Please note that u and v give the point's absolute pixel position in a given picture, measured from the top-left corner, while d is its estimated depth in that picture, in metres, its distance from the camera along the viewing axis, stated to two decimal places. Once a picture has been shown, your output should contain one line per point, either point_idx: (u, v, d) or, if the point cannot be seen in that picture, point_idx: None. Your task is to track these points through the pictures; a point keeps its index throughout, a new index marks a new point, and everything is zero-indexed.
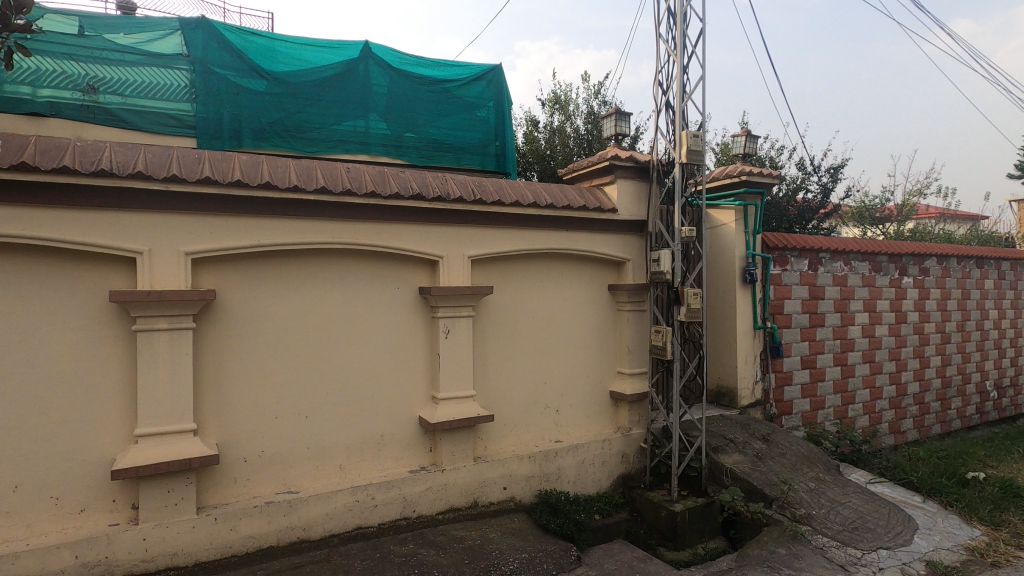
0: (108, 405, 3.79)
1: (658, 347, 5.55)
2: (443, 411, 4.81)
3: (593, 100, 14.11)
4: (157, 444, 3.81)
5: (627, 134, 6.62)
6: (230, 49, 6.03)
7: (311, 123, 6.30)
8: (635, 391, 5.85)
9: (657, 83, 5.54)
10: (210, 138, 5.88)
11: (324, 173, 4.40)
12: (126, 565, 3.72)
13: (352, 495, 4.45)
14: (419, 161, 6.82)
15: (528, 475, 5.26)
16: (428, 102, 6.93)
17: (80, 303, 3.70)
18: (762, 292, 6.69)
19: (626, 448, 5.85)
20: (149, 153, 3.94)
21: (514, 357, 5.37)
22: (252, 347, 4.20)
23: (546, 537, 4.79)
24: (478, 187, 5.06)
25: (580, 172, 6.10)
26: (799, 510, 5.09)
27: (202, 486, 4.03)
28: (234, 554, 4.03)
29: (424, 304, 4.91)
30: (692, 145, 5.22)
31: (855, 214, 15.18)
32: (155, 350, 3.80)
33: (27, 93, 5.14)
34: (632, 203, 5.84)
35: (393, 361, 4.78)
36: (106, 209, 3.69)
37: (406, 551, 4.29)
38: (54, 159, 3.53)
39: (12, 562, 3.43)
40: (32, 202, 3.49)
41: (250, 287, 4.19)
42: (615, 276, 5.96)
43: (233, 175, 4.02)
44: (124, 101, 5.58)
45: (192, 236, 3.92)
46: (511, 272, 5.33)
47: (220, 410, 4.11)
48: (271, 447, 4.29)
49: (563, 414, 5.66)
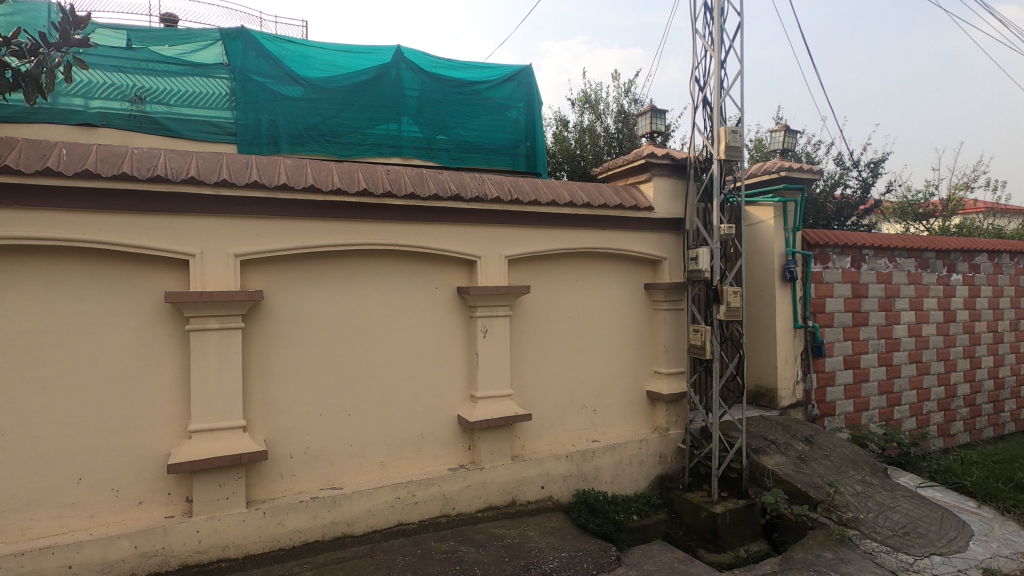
0: (162, 401, 3.95)
1: (697, 346, 5.47)
2: (481, 410, 4.86)
3: (623, 98, 14.03)
4: (208, 440, 3.94)
5: (662, 131, 6.58)
6: (268, 57, 6.24)
7: (345, 128, 6.44)
8: (673, 391, 5.79)
9: (693, 79, 5.48)
10: (250, 143, 6.08)
11: (365, 176, 4.49)
12: (181, 556, 3.86)
13: (393, 492, 4.53)
14: (452, 163, 6.91)
15: (564, 475, 5.26)
16: (460, 104, 7.01)
17: (138, 304, 3.87)
18: (802, 291, 6.54)
19: (663, 448, 5.79)
20: (201, 158, 4.09)
21: (550, 356, 5.38)
22: (296, 346, 4.31)
23: (585, 537, 4.77)
24: (514, 187, 5.09)
25: (615, 171, 6.08)
26: (846, 513, 4.96)
27: (251, 481, 4.16)
28: (282, 548, 4.15)
29: (462, 304, 4.97)
30: (731, 141, 5.14)
31: (897, 209, 14.69)
32: (206, 349, 3.93)
33: (80, 104, 5.52)
34: (669, 201, 5.78)
35: (432, 361, 4.84)
36: (160, 213, 3.83)
37: (446, 547, 4.34)
38: (113, 166, 3.69)
39: (77, 550, 3.61)
40: (93, 207, 3.65)
41: (293, 288, 4.30)
42: (652, 274, 5.91)
43: (279, 178, 4.15)
44: (168, 110, 5.85)
45: (240, 238, 4.04)
46: (547, 272, 5.34)
47: (267, 408, 4.24)
48: (315, 444, 4.40)
49: (599, 414, 5.64)
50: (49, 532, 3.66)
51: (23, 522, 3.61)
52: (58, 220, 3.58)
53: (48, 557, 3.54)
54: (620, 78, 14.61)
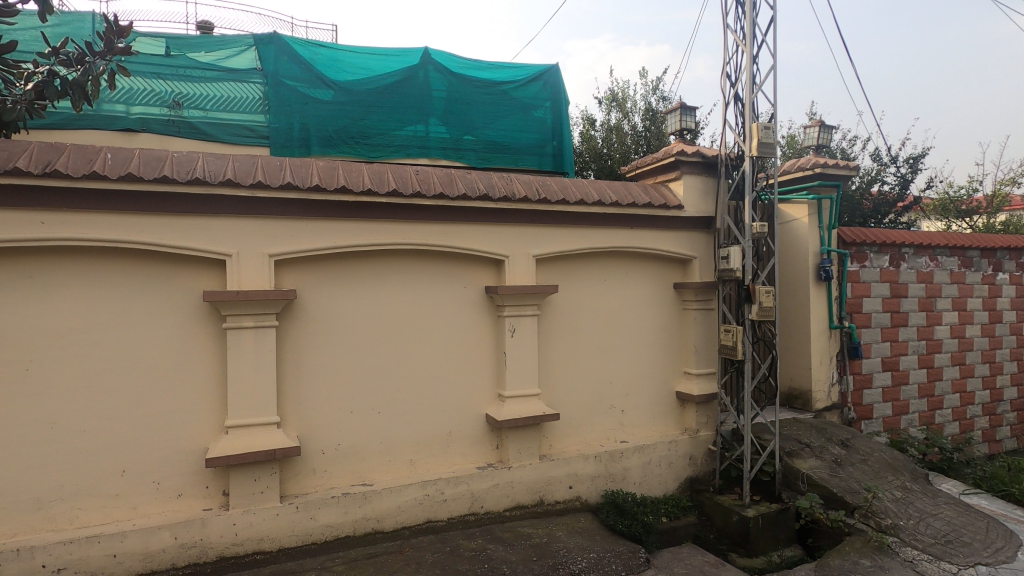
0: (201, 397, 4.07)
1: (728, 347, 5.37)
2: (509, 409, 4.87)
3: (651, 96, 13.88)
4: (244, 436, 4.05)
5: (692, 129, 6.49)
6: (299, 61, 6.38)
7: (374, 129, 6.53)
8: (703, 392, 5.69)
9: (724, 75, 5.38)
10: (281, 146, 6.26)
11: (395, 177, 4.54)
12: (219, 547, 3.97)
13: (422, 489, 4.57)
14: (478, 163, 6.94)
15: (593, 475, 5.23)
16: (488, 104, 7.03)
17: (177, 303, 4.00)
18: (838, 290, 6.36)
19: (693, 450, 5.71)
20: (236, 161, 4.19)
21: (578, 355, 5.36)
22: (328, 344, 4.39)
23: (614, 538, 4.73)
24: (542, 187, 5.08)
25: (644, 169, 6.02)
26: (885, 520, 4.81)
27: (285, 476, 4.26)
28: (314, 542, 4.24)
29: (490, 303, 4.98)
30: (763, 137, 5.03)
31: (937, 206, 14.16)
32: (241, 346, 4.04)
33: (122, 110, 5.82)
34: (699, 200, 5.69)
35: (461, 360, 4.88)
36: (198, 214, 3.94)
37: (474, 546, 4.37)
38: (154, 169, 3.82)
39: (121, 540, 3.74)
40: (135, 209, 3.78)
41: (325, 287, 4.38)
42: (681, 274, 5.83)
43: (311, 180, 4.22)
44: (204, 115, 6.10)
45: (274, 239, 4.13)
46: (575, 271, 5.32)
47: (300, 405, 4.33)
48: (346, 441, 4.47)
49: (628, 414, 5.59)
50: (95, 521, 3.81)
51: (71, 511, 3.77)
52: (103, 222, 3.72)
53: (94, 546, 3.69)
54: (648, 75, 14.47)
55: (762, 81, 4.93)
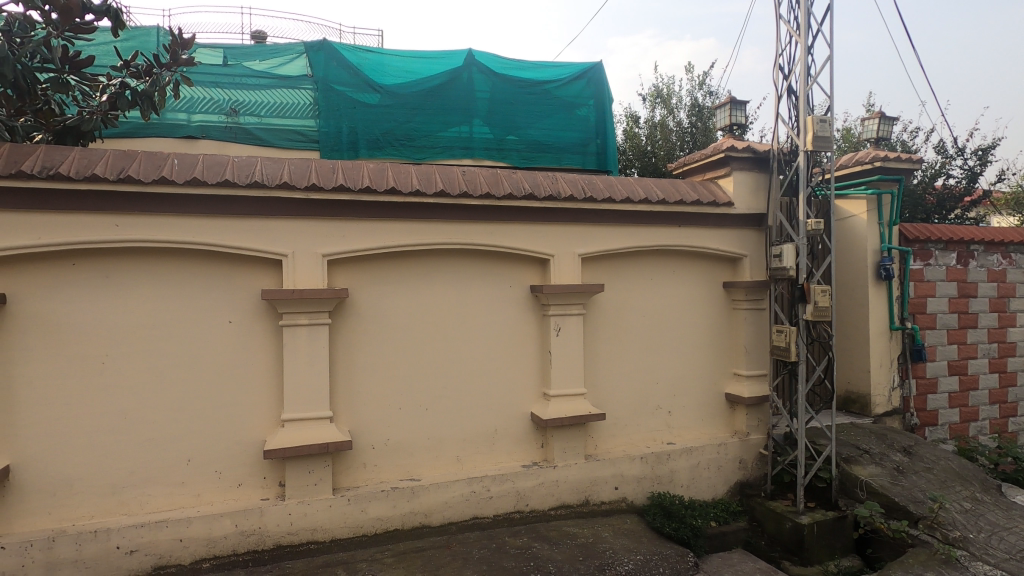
0: (259, 390, 4.25)
1: (780, 348, 5.19)
2: (554, 408, 4.87)
3: (697, 91, 13.59)
4: (299, 429, 4.20)
5: (742, 124, 6.31)
6: (347, 67, 6.57)
7: (420, 131, 6.65)
8: (754, 394, 5.53)
9: (777, 68, 5.21)
10: (331, 150, 6.46)
11: (442, 177, 4.61)
12: (276, 536, 4.14)
13: (469, 486, 4.63)
14: (522, 163, 6.97)
15: (639, 477, 5.17)
16: (531, 104, 7.05)
17: (237, 301, 4.18)
18: (900, 290, 6.06)
19: (744, 454, 5.55)
20: (292, 164, 4.35)
21: (624, 355, 5.30)
22: (377, 342, 4.51)
23: (661, 540, 4.66)
24: (588, 185, 5.05)
25: (692, 165, 5.90)
26: (953, 532, 4.56)
27: (337, 469, 4.40)
28: (365, 534, 4.36)
29: (536, 302, 5.00)
30: (819, 131, 4.84)
31: (1009, 201, 13.27)
32: (297, 343, 4.19)
33: (183, 118, 6.22)
34: (750, 196, 5.54)
35: (506, 358, 4.91)
36: (257, 216, 4.11)
37: (520, 543, 4.39)
38: (217, 173, 4.00)
39: (187, 525, 3.95)
40: (200, 212, 3.98)
41: (375, 286, 4.49)
42: (731, 272, 5.68)
43: (362, 181, 4.33)
44: (259, 121, 6.44)
45: (327, 240, 4.27)
46: (621, 269, 5.27)
47: (350, 400, 4.45)
48: (395, 436, 4.58)
49: (675, 416, 5.49)
50: (164, 507, 4.04)
51: (142, 497, 4.01)
52: (171, 225, 3.93)
53: (163, 530, 3.91)
54: (694, 70, 14.17)
55: (818, 72, 4.75)
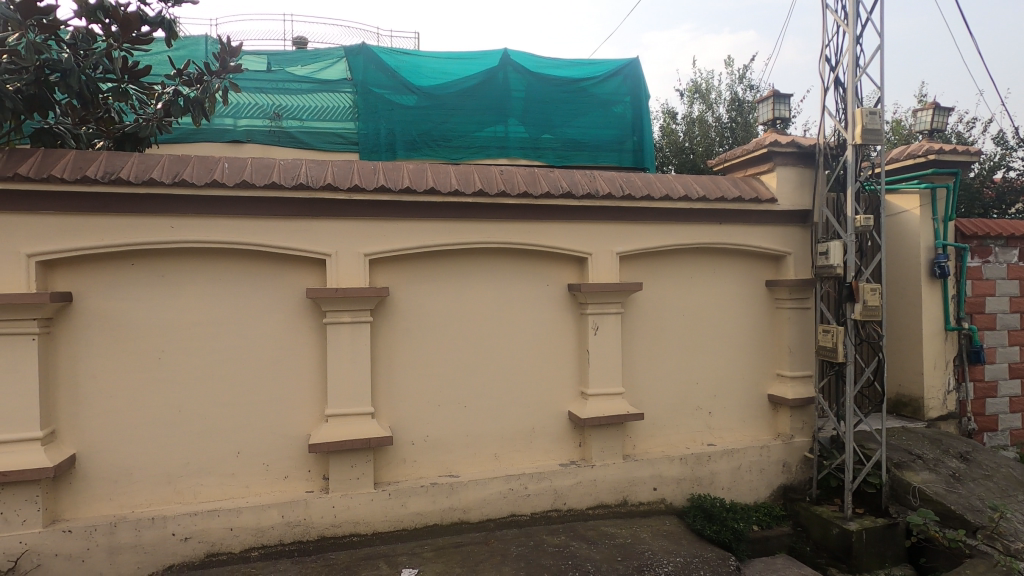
0: (305, 386, 4.39)
1: (827, 348, 5.01)
2: (592, 407, 4.85)
3: (737, 85, 13.28)
4: (342, 425, 4.31)
5: (785, 118, 6.14)
6: (385, 69, 6.69)
7: (456, 132, 6.72)
8: (799, 396, 5.38)
9: (823, 59, 5.05)
10: (370, 151, 6.60)
11: (480, 177, 4.65)
12: (320, 527, 4.27)
13: (506, 483, 4.66)
14: (557, 162, 6.96)
15: (678, 478, 5.10)
16: (567, 102, 7.03)
17: (284, 299, 4.32)
18: (955, 288, 5.79)
19: (788, 457, 5.41)
20: (335, 166, 4.46)
21: (663, 354, 5.23)
22: (417, 339, 4.58)
23: (701, 543, 4.58)
24: (626, 183, 5.02)
25: (733, 161, 5.78)
26: (1015, 543, 4.33)
27: (379, 464, 4.50)
28: (405, 528, 4.44)
29: (573, 301, 4.99)
30: (868, 123, 4.66)
31: None
32: (340, 340, 4.30)
33: (230, 124, 6.49)
34: (794, 192, 5.39)
35: (544, 357, 4.92)
36: (302, 217, 4.24)
37: (558, 542, 4.40)
38: (265, 176, 4.15)
39: (237, 515, 4.11)
40: (248, 213, 4.13)
41: (415, 285, 4.57)
42: (774, 271, 5.54)
43: (402, 182, 4.40)
44: (301, 125, 6.63)
45: (369, 239, 4.36)
46: (660, 268, 5.20)
47: (391, 397, 4.54)
48: (434, 433, 4.64)
49: (715, 416, 5.40)
50: (215, 496, 4.21)
51: (195, 487, 4.19)
52: (221, 226, 4.08)
53: (215, 519, 4.07)
54: (734, 63, 13.85)
55: (868, 62, 4.58)
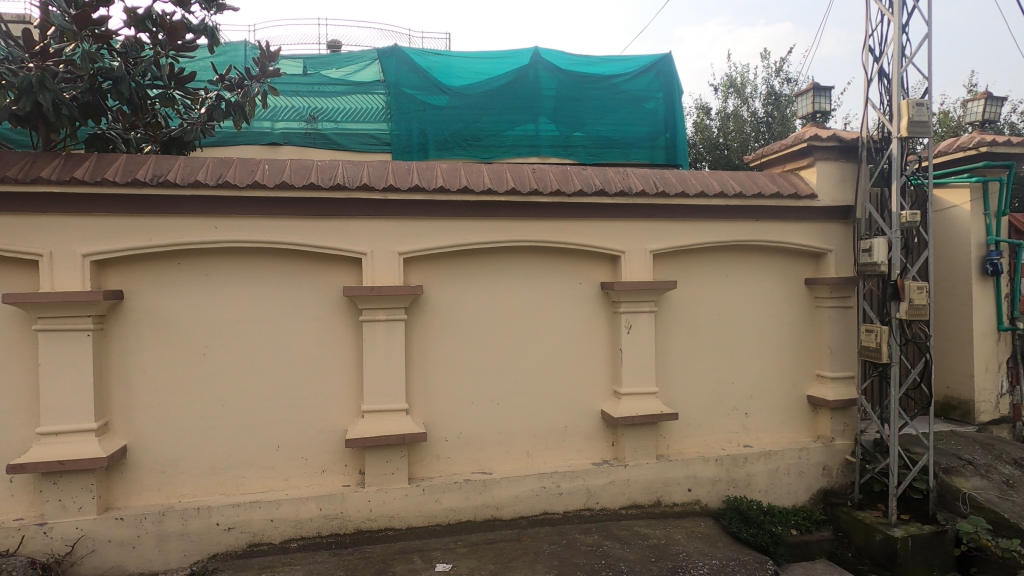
0: (342, 383, 4.48)
1: (870, 349, 4.85)
2: (626, 406, 4.81)
3: (774, 78, 12.96)
4: (378, 421, 4.39)
5: (826, 111, 5.95)
6: (417, 70, 6.77)
7: (487, 131, 6.75)
8: (840, 397, 5.22)
9: (867, 49, 4.89)
10: (402, 152, 6.69)
11: (513, 175, 4.67)
12: (356, 521, 4.35)
13: (539, 481, 4.67)
14: (588, 159, 6.92)
15: (713, 479, 5.02)
16: (598, 99, 6.99)
17: (321, 297, 4.43)
18: (1009, 286, 5.56)
19: (828, 460, 5.26)
20: (371, 167, 4.54)
21: (698, 354, 5.15)
22: (450, 337, 4.63)
23: (738, 546, 4.49)
24: (660, 180, 4.96)
25: (771, 157, 5.67)
26: None
27: (413, 460, 4.56)
28: (439, 524, 4.50)
29: (606, 299, 4.96)
30: (915, 115, 4.49)
31: None
32: (375, 338, 4.38)
33: (268, 126, 6.66)
34: (835, 188, 5.24)
35: (576, 355, 4.90)
36: (339, 217, 4.33)
37: (591, 541, 4.39)
38: (303, 177, 4.26)
39: (277, 507, 4.23)
40: (287, 213, 4.23)
41: (448, 283, 4.62)
42: (814, 268, 5.39)
43: (436, 181, 4.45)
44: (336, 126, 6.76)
45: (404, 239, 4.43)
46: (695, 266, 5.13)
47: (424, 393, 4.60)
48: (467, 430, 4.68)
49: (752, 418, 5.29)
50: (256, 488, 4.35)
51: (238, 478, 4.33)
52: (261, 226, 4.20)
53: (256, 510, 4.20)
54: (770, 56, 13.54)
55: (915, 51, 4.41)
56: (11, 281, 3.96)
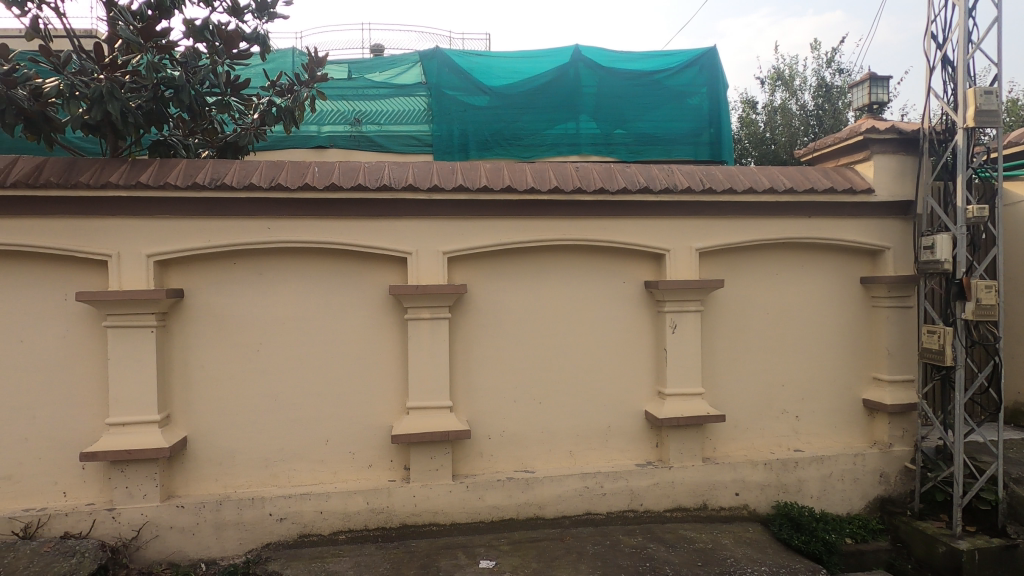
0: (387, 380, 4.57)
1: (932, 351, 4.61)
2: (671, 407, 4.73)
3: (824, 69, 12.49)
4: (423, 417, 4.46)
5: (883, 102, 5.69)
6: (458, 71, 6.83)
7: (527, 130, 6.76)
8: (898, 401, 4.99)
9: (929, 36, 4.65)
10: (443, 152, 6.78)
11: (556, 174, 4.66)
12: (402, 515, 4.44)
13: (582, 481, 4.65)
14: (630, 157, 6.85)
15: (762, 484, 4.88)
16: (640, 96, 6.89)
17: (368, 296, 4.53)
18: None
19: (886, 467, 5.03)
20: (416, 167, 4.62)
21: (746, 354, 5.02)
22: (493, 336, 4.66)
23: (788, 553, 4.35)
24: (706, 176, 4.85)
25: (824, 151, 5.46)
26: None
27: (457, 457, 4.62)
28: (482, 521, 4.53)
29: (651, 299, 4.88)
30: (983, 104, 4.23)
31: None
32: (420, 336, 4.45)
33: (315, 130, 6.87)
34: (894, 182, 5.00)
35: (620, 355, 4.85)
36: (385, 217, 4.41)
37: (635, 543, 4.34)
38: (351, 178, 4.36)
39: (326, 500, 4.36)
40: (336, 214, 4.35)
41: (491, 282, 4.64)
42: (870, 267, 5.17)
43: (479, 181, 4.49)
44: (379, 129, 6.90)
45: (448, 238, 4.48)
46: (743, 264, 4.99)
47: (468, 392, 4.65)
48: (509, 428, 4.70)
49: (803, 421, 5.11)
50: (307, 481, 4.49)
51: (289, 471, 4.48)
52: (311, 226, 4.33)
53: (306, 502, 4.34)
54: (820, 47, 13.05)
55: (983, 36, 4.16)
56: (82, 281, 4.21)
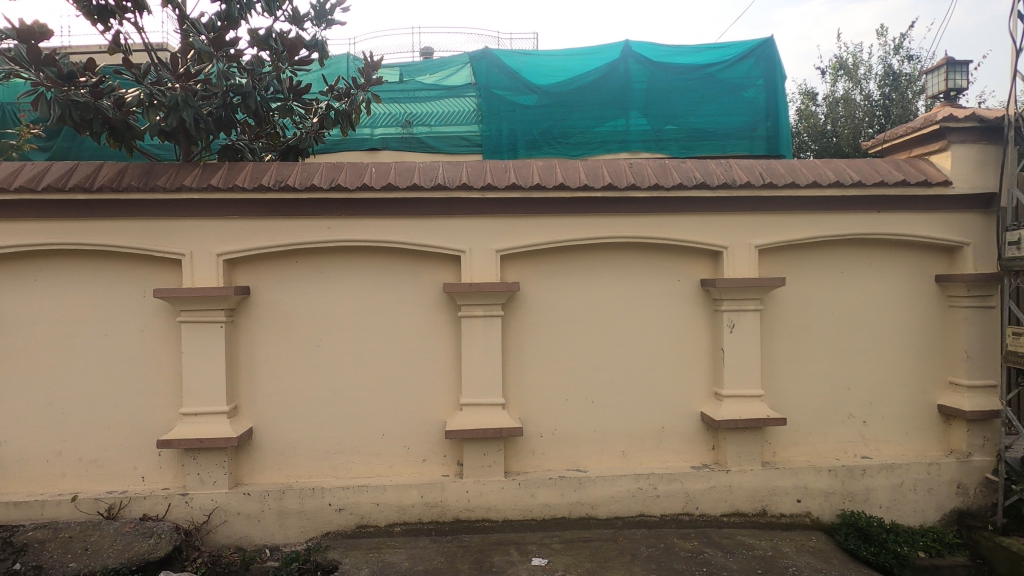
0: (441, 376, 4.64)
1: (1018, 354, 4.28)
2: (728, 409, 4.60)
3: (891, 56, 11.80)
4: (475, 414, 4.51)
5: (962, 88, 5.32)
6: (508, 71, 6.86)
7: (576, 128, 6.72)
8: (979, 408, 4.67)
9: (1016, 16, 4.31)
10: (493, 152, 6.83)
11: (610, 171, 4.61)
12: (455, 510, 4.51)
13: (635, 482, 4.59)
14: (681, 152, 6.71)
15: (826, 491, 4.67)
16: (692, 90, 6.73)
17: (423, 294, 4.61)
18: None
19: (964, 477, 4.72)
20: (469, 167, 4.67)
21: (809, 355, 4.81)
22: (546, 334, 4.66)
23: (856, 565, 4.15)
24: (767, 171, 4.68)
25: (896, 142, 5.16)
26: None
27: (509, 454, 4.64)
28: (534, 518, 4.53)
29: (707, 297, 4.75)
30: None
31: None
32: (473, 333, 4.49)
33: (368, 133, 7.05)
34: (975, 173, 4.67)
35: (674, 354, 4.75)
36: (439, 216, 4.48)
37: (691, 547, 4.24)
38: (406, 179, 4.46)
39: (382, 492, 4.47)
40: (392, 214, 4.45)
41: (543, 280, 4.64)
42: (947, 264, 4.85)
43: (532, 179, 4.50)
44: (430, 130, 7.02)
45: (500, 236, 4.51)
46: (805, 261, 4.79)
47: (520, 390, 4.66)
48: (562, 427, 4.69)
49: (870, 427, 4.86)
50: (364, 473, 4.62)
51: (347, 463, 4.62)
52: (368, 225, 4.45)
53: (364, 494, 4.47)
54: (887, 32, 12.35)
55: None
56: (159, 279, 4.48)
